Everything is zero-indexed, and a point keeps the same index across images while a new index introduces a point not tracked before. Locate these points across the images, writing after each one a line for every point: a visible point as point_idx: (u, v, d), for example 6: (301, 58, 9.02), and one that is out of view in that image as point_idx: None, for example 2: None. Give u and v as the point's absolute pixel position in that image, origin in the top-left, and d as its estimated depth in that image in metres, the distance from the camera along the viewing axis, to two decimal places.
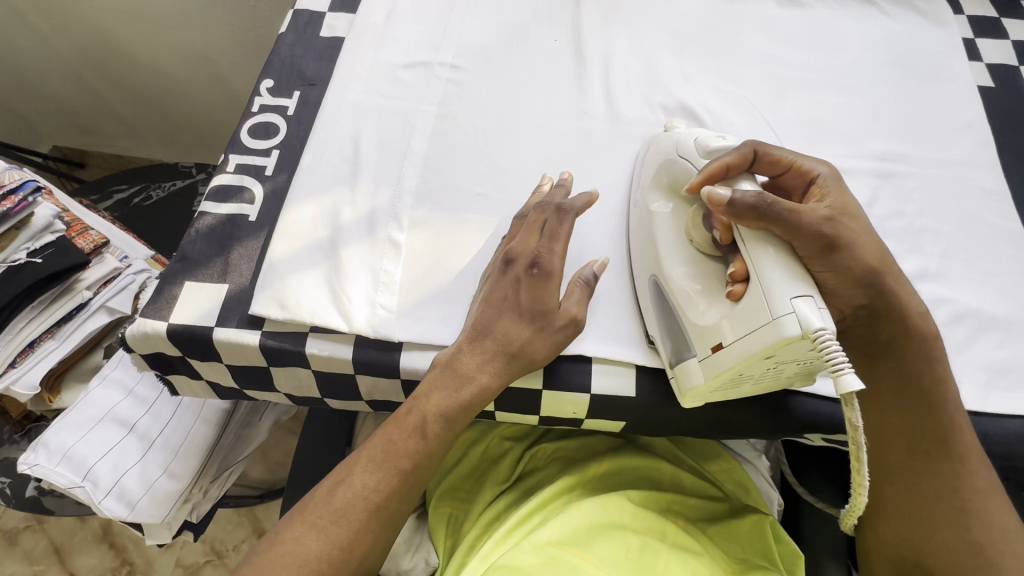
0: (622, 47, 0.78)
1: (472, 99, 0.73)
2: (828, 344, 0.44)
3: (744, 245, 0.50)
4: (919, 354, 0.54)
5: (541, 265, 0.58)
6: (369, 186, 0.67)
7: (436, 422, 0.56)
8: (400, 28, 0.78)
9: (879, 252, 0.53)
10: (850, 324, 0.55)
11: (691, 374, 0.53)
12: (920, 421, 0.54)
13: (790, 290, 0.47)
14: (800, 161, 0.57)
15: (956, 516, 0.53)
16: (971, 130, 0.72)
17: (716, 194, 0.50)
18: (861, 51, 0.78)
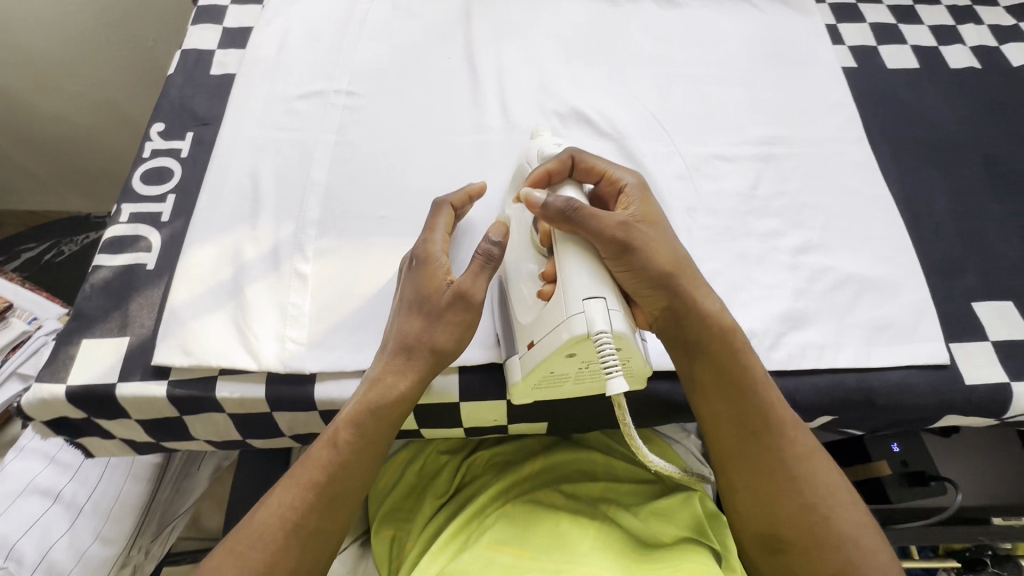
0: (513, 60, 0.80)
1: (370, 124, 0.74)
2: (604, 345, 0.48)
3: (557, 246, 0.54)
4: (728, 346, 0.56)
5: (419, 255, 0.59)
6: (270, 222, 0.66)
7: (347, 428, 0.55)
8: (291, 60, 0.79)
9: (672, 256, 0.56)
10: (658, 328, 0.57)
11: (513, 370, 0.56)
12: (744, 401, 0.56)
13: (585, 291, 0.51)
14: (612, 171, 0.60)
15: (796, 484, 0.55)
16: (840, 108, 0.78)
17: (534, 196, 0.55)
18: (736, 44, 0.83)
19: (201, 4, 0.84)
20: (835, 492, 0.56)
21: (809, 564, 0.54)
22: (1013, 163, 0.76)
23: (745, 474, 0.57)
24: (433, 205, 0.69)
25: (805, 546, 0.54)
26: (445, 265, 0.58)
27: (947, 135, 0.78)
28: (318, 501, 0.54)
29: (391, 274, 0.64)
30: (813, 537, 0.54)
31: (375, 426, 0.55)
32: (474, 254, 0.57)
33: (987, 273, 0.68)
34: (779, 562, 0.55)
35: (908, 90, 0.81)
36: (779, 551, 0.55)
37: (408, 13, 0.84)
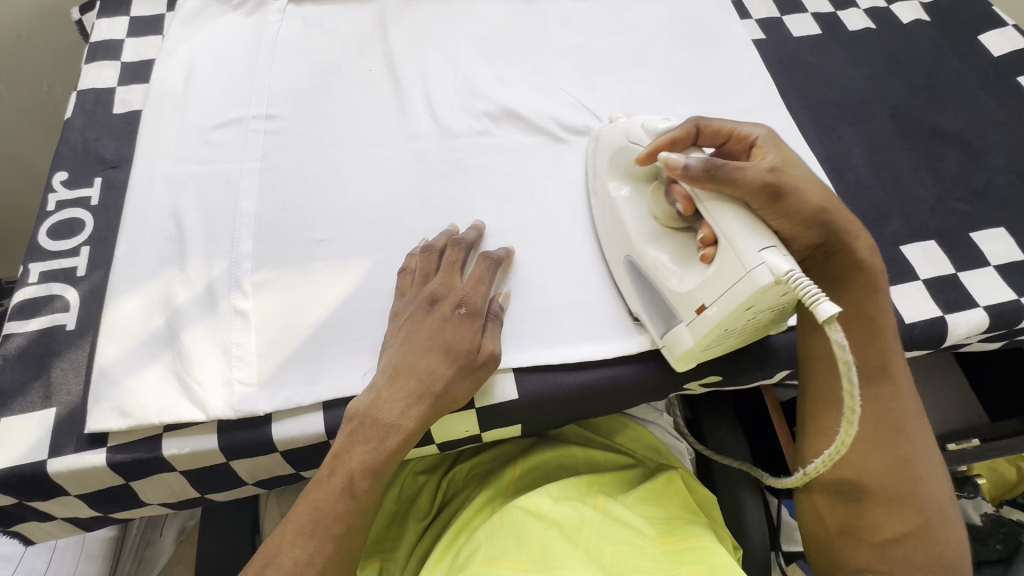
0: (437, 65, 0.79)
1: (296, 146, 0.71)
2: (800, 280, 0.48)
3: (705, 208, 0.54)
4: (868, 282, 0.58)
5: (466, 305, 0.58)
6: (200, 262, 0.62)
7: (364, 477, 0.53)
8: (202, 89, 0.75)
9: (823, 194, 0.56)
10: (816, 266, 0.59)
11: (681, 338, 0.57)
12: (863, 348, 0.58)
13: (757, 242, 0.51)
14: (738, 128, 0.59)
15: (894, 436, 0.57)
16: (757, 79, 0.81)
17: (672, 159, 0.55)
18: (651, 27, 0.85)
19: (93, 40, 0.79)
20: (925, 453, 0.57)
21: (888, 514, 0.55)
22: (916, 112, 0.81)
23: (831, 420, 0.58)
24: (373, 221, 0.67)
25: (886, 498, 0.55)
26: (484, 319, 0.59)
27: (855, 94, 0.82)
28: (334, 552, 0.52)
29: (339, 298, 0.62)
30: (901, 492, 0.55)
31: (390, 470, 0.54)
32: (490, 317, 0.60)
33: (908, 217, 0.72)
34: (854, 512, 0.56)
35: (814, 55, 0.86)
36: (858, 502, 0.56)
37: (321, 29, 0.81)
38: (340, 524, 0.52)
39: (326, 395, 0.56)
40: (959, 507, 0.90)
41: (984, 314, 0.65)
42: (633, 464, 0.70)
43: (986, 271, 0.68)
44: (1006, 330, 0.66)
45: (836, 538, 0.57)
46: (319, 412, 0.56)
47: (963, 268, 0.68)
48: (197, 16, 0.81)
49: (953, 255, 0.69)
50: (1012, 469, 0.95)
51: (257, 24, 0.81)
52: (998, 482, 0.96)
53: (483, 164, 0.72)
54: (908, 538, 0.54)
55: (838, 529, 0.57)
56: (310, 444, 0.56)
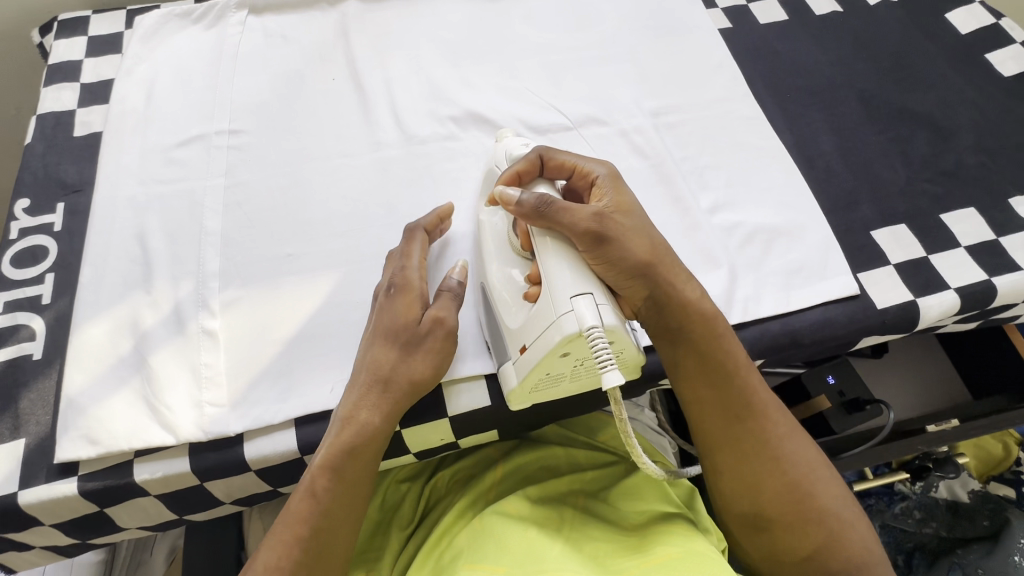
0: (401, 70, 0.79)
1: (261, 160, 0.71)
2: (597, 340, 0.48)
3: (537, 245, 0.54)
4: (711, 326, 0.57)
5: (399, 283, 0.58)
6: (166, 283, 0.62)
7: (324, 476, 0.52)
8: (162, 107, 0.74)
9: (649, 245, 0.56)
10: (648, 315, 0.57)
11: (508, 376, 0.56)
12: (724, 387, 0.58)
13: (571, 289, 0.50)
14: (582, 163, 0.58)
15: (776, 464, 0.57)
16: (724, 69, 0.81)
17: (507, 194, 0.55)
18: (617, 21, 0.85)
19: (51, 61, 0.78)
20: (813, 467, 0.57)
21: (793, 538, 0.56)
22: (885, 94, 0.80)
23: (724, 464, 0.58)
24: (340, 233, 0.66)
25: (787, 523, 0.56)
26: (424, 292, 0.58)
27: (823, 78, 0.82)
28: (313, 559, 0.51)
29: (308, 312, 0.61)
30: (796, 515, 0.56)
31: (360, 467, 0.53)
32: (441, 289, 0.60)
33: (879, 202, 0.72)
34: (764, 539, 0.58)
35: (782, 42, 0.85)
36: (763, 530, 0.57)
37: (282, 39, 0.81)
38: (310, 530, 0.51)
39: (296, 411, 0.56)
40: (947, 487, 0.92)
41: (955, 296, 0.65)
42: (616, 460, 0.70)
43: (957, 253, 0.68)
44: (978, 310, 0.67)
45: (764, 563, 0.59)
46: (291, 430, 0.56)
47: (934, 251, 0.68)
48: (156, 33, 0.80)
49: (925, 238, 0.69)
50: (999, 446, 0.97)
51: (216, 37, 0.80)
52: (985, 458, 0.97)
53: (450, 169, 0.71)
54: (815, 555, 0.55)
55: (764, 555, 0.59)
56: (285, 462, 0.56)
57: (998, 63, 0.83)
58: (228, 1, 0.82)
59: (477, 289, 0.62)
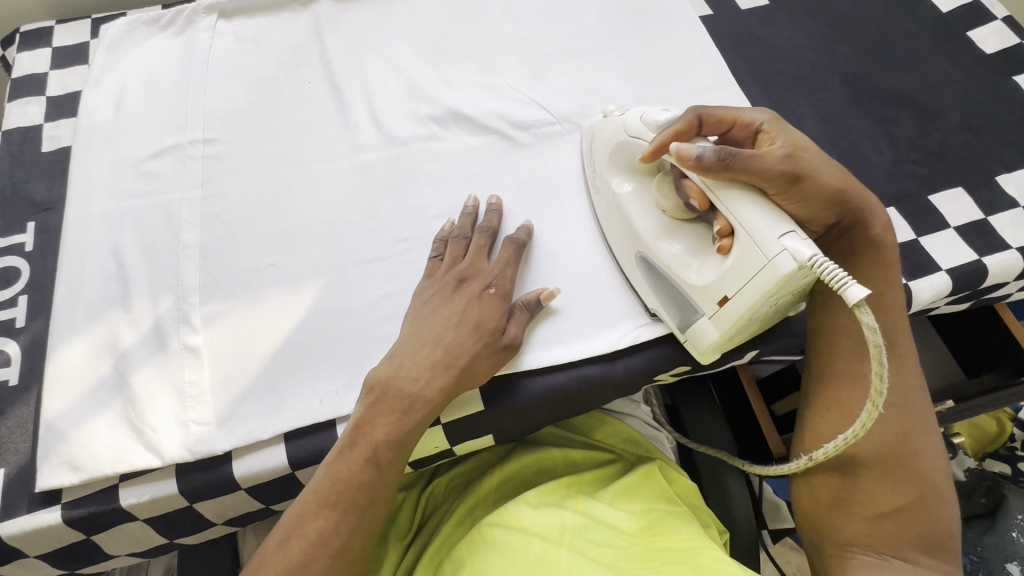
0: (378, 70, 0.77)
1: (238, 169, 0.69)
2: (825, 265, 0.46)
3: (722, 198, 0.52)
4: (879, 259, 0.58)
5: (496, 288, 0.59)
6: (145, 301, 0.60)
7: (389, 447, 0.52)
8: (133, 118, 0.72)
9: (837, 176, 0.56)
10: (830, 240, 0.60)
11: (705, 330, 0.55)
12: (885, 324, 0.58)
13: (776, 229, 0.49)
14: (742, 114, 0.58)
15: (900, 414, 0.56)
16: (706, 57, 0.80)
17: (683, 150, 0.52)
18: (597, 12, 0.83)
19: (14, 75, 0.75)
20: (925, 431, 0.56)
21: (880, 490, 0.55)
22: (868, 76, 0.80)
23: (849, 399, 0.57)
24: (323, 240, 0.65)
25: (882, 475, 0.55)
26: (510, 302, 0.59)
27: (805, 63, 0.81)
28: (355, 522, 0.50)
29: (293, 324, 0.60)
30: (898, 468, 0.55)
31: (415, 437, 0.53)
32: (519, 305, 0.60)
33: (866, 185, 0.71)
34: (840, 484, 0.56)
35: (763, 27, 0.84)
36: (853, 476, 0.56)
37: (255, 43, 0.78)
38: (357, 493, 0.51)
39: (285, 426, 0.55)
40: (944, 466, 0.93)
41: (946, 278, 0.65)
42: (613, 460, 0.70)
43: (945, 233, 0.68)
44: (969, 291, 0.66)
45: (827, 512, 0.57)
46: (281, 444, 0.55)
47: (923, 233, 0.68)
48: (123, 41, 0.78)
49: (913, 220, 0.69)
50: (992, 422, 0.97)
51: (186, 44, 0.78)
52: (978, 435, 0.98)
53: (433, 169, 0.70)
54: (900, 511, 0.54)
55: (832, 502, 0.56)
56: (275, 478, 0.55)
57: (980, 40, 0.82)
58: (196, 5, 0.80)
59: (629, 256, 0.61)
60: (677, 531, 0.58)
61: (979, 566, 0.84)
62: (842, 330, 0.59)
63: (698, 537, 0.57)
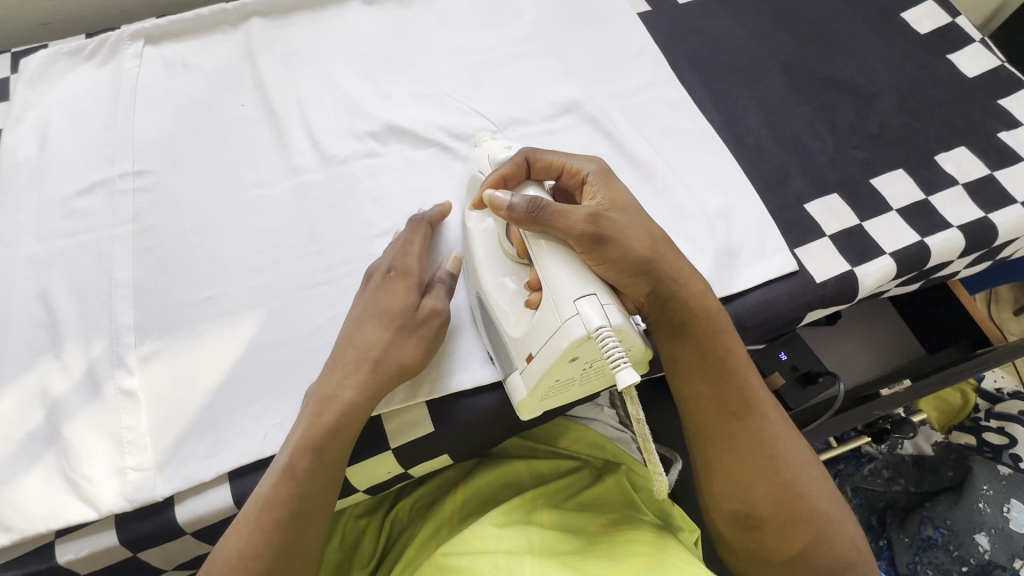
0: (313, 88, 0.75)
1: (170, 200, 0.67)
2: (606, 340, 0.45)
3: (532, 250, 0.51)
4: (711, 322, 0.56)
5: (397, 269, 0.57)
6: (76, 345, 0.58)
7: (303, 455, 0.50)
8: (59, 154, 0.69)
9: (649, 239, 0.53)
10: (652, 311, 0.55)
11: (517, 387, 0.53)
12: (725, 383, 0.56)
13: (575, 291, 0.48)
14: (571, 162, 0.56)
15: (774, 463, 0.56)
16: (645, 54, 0.79)
17: (497, 199, 0.51)
18: (536, 15, 0.82)
19: None
20: (806, 468, 0.56)
21: (781, 536, 0.55)
22: (808, 63, 0.80)
23: (724, 457, 0.57)
24: (263, 268, 0.63)
25: (778, 523, 0.55)
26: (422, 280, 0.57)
27: (745, 54, 0.81)
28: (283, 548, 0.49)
29: (233, 358, 0.58)
30: (786, 515, 0.55)
31: (341, 436, 0.51)
32: (439, 279, 0.59)
33: (809, 173, 0.71)
34: (752, 537, 0.57)
35: (702, 20, 0.84)
36: (752, 528, 0.56)
37: (184, 68, 0.76)
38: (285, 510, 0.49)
39: (228, 465, 0.53)
40: (912, 442, 0.95)
41: (890, 261, 0.65)
42: (579, 467, 0.70)
43: (888, 217, 0.68)
44: (914, 272, 0.67)
45: (747, 563, 0.58)
46: (225, 484, 0.53)
47: (866, 218, 0.68)
48: (45, 74, 0.75)
49: (856, 205, 0.69)
50: (956, 394, 0.99)
51: (112, 73, 0.75)
52: (943, 408, 1.00)
53: (373, 187, 0.68)
54: (804, 552, 0.55)
55: (750, 554, 0.58)
56: (221, 520, 0.53)
57: (914, 21, 0.83)
58: (121, 32, 0.77)
59: (472, 300, 0.60)
60: (642, 533, 0.58)
61: (950, 539, 0.85)
62: (699, 394, 0.57)
63: (663, 540, 0.57)
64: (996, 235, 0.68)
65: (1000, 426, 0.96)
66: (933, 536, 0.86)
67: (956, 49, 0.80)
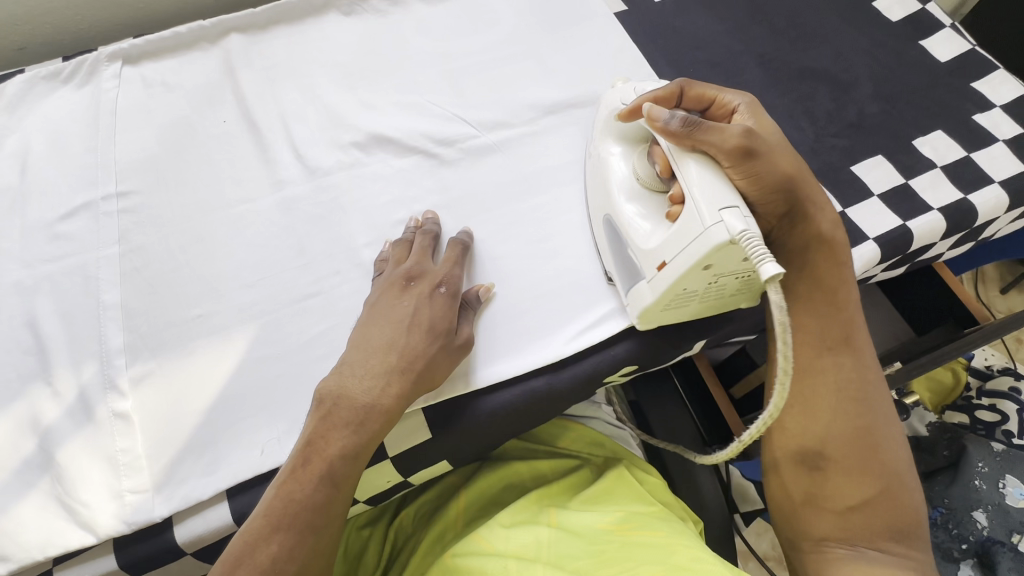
0: (295, 101, 0.75)
1: (155, 219, 0.66)
2: (752, 241, 0.47)
3: (676, 162, 0.54)
4: (836, 251, 0.57)
5: (446, 286, 0.58)
6: (66, 370, 0.58)
7: (343, 461, 0.49)
8: (41, 179, 0.69)
9: (793, 162, 0.56)
10: (782, 236, 0.58)
11: (642, 295, 0.57)
12: (829, 317, 0.57)
13: (717, 201, 0.50)
14: (722, 95, 0.60)
15: (866, 408, 0.55)
16: (623, 53, 0.80)
17: (656, 112, 0.55)
18: (514, 19, 0.83)
19: None
20: (890, 429, 0.55)
21: (845, 483, 0.54)
22: (784, 55, 0.81)
23: (810, 391, 0.56)
24: (251, 283, 0.63)
25: (847, 466, 0.54)
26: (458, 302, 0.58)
27: (722, 49, 0.82)
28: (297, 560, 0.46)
29: (227, 374, 0.58)
30: (859, 462, 0.54)
31: (373, 448, 0.50)
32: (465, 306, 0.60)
33: None
34: (814, 480, 0.55)
35: (678, 17, 0.85)
36: (819, 470, 0.54)
37: (164, 86, 0.76)
38: (310, 516, 0.47)
39: (226, 482, 0.53)
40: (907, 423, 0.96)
41: (874, 246, 0.66)
42: (580, 466, 0.69)
43: (870, 203, 0.69)
44: (899, 256, 0.68)
45: (796, 511, 0.56)
46: (223, 503, 0.53)
47: (849, 205, 0.69)
48: (23, 99, 0.75)
49: (838, 193, 0.70)
50: (948, 374, 1.00)
51: (92, 95, 0.75)
52: (936, 389, 1.02)
53: (360, 197, 0.69)
54: (866, 504, 0.53)
55: (802, 498, 0.55)
56: (220, 538, 0.53)
57: (885, 10, 0.85)
58: (98, 53, 0.76)
59: (600, 221, 0.64)
60: (652, 527, 0.58)
61: (949, 518, 0.86)
62: (806, 326, 0.57)
63: (674, 532, 0.57)
64: (977, 216, 0.69)
65: (991, 403, 0.97)
66: (933, 516, 0.87)
67: (927, 35, 0.82)
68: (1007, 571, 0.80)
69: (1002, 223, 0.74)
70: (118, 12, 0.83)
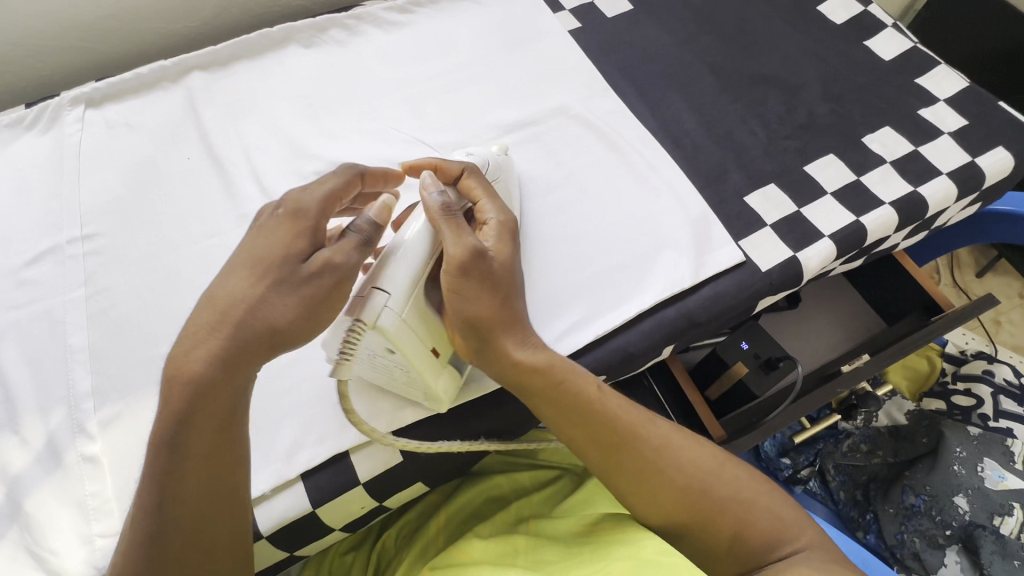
0: (257, 135, 0.76)
1: (121, 260, 0.67)
2: (355, 334, 0.48)
3: (404, 227, 0.53)
4: (550, 359, 0.55)
5: (286, 209, 0.51)
6: (34, 416, 0.58)
7: (165, 433, 0.45)
8: (7, 227, 0.69)
9: (507, 291, 0.55)
10: (501, 364, 0.54)
11: None
12: (582, 425, 0.55)
13: (386, 275, 0.50)
14: (487, 201, 0.58)
15: (663, 476, 0.54)
16: (579, 69, 0.82)
17: (427, 183, 0.54)
18: (470, 43, 0.85)
19: None
20: (704, 467, 0.55)
21: (708, 533, 0.54)
22: (735, 63, 0.83)
23: (621, 486, 0.55)
24: None
25: (697, 522, 0.54)
26: (313, 224, 0.51)
27: (674, 60, 0.84)
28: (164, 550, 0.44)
29: None
30: (701, 515, 0.53)
31: (209, 411, 0.45)
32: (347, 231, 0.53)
33: (746, 167, 0.74)
34: (687, 539, 0.55)
35: (631, 31, 0.87)
36: (684, 531, 0.55)
37: (127, 127, 0.77)
38: (151, 513, 0.44)
39: None
40: (886, 413, 0.97)
41: (830, 243, 0.68)
42: (560, 476, 0.69)
43: (825, 200, 0.71)
44: (855, 250, 0.70)
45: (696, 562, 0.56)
46: None
47: (804, 204, 0.71)
48: None
49: (794, 193, 0.72)
50: (923, 360, 1.03)
51: (55, 140, 0.75)
52: (912, 377, 1.03)
53: None
54: (735, 542, 0.53)
55: (702, 558, 0.55)
56: None
57: (830, 14, 0.87)
58: (60, 98, 0.77)
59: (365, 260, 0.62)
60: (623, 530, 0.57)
61: (932, 505, 0.86)
62: (573, 442, 0.56)
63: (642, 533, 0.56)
64: (927, 208, 0.71)
65: (966, 388, 0.98)
66: (916, 504, 0.87)
67: (872, 36, 0.85)
68: (989, 555, 0.81)
69: (954, 211, 0.76)
70: (77, 56, 0.84)
